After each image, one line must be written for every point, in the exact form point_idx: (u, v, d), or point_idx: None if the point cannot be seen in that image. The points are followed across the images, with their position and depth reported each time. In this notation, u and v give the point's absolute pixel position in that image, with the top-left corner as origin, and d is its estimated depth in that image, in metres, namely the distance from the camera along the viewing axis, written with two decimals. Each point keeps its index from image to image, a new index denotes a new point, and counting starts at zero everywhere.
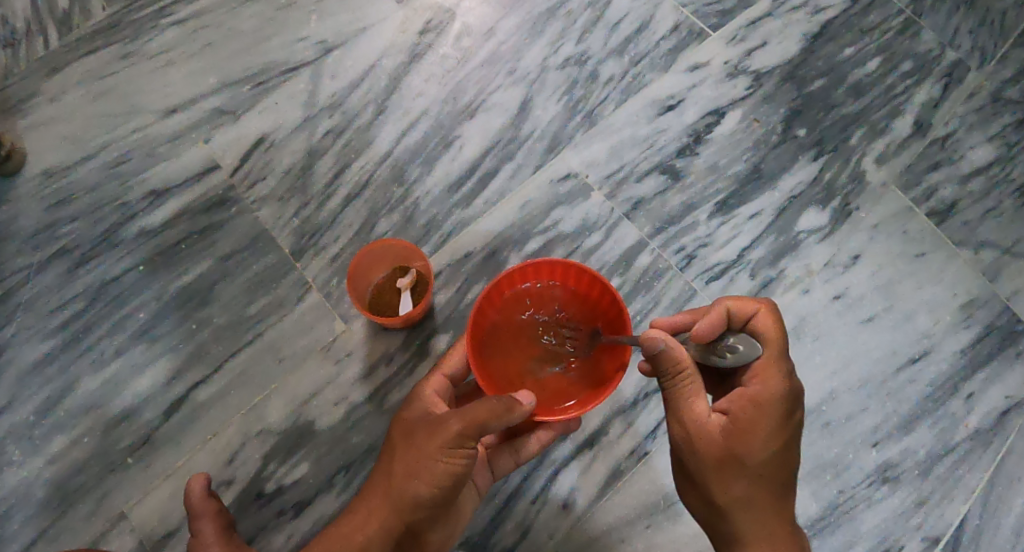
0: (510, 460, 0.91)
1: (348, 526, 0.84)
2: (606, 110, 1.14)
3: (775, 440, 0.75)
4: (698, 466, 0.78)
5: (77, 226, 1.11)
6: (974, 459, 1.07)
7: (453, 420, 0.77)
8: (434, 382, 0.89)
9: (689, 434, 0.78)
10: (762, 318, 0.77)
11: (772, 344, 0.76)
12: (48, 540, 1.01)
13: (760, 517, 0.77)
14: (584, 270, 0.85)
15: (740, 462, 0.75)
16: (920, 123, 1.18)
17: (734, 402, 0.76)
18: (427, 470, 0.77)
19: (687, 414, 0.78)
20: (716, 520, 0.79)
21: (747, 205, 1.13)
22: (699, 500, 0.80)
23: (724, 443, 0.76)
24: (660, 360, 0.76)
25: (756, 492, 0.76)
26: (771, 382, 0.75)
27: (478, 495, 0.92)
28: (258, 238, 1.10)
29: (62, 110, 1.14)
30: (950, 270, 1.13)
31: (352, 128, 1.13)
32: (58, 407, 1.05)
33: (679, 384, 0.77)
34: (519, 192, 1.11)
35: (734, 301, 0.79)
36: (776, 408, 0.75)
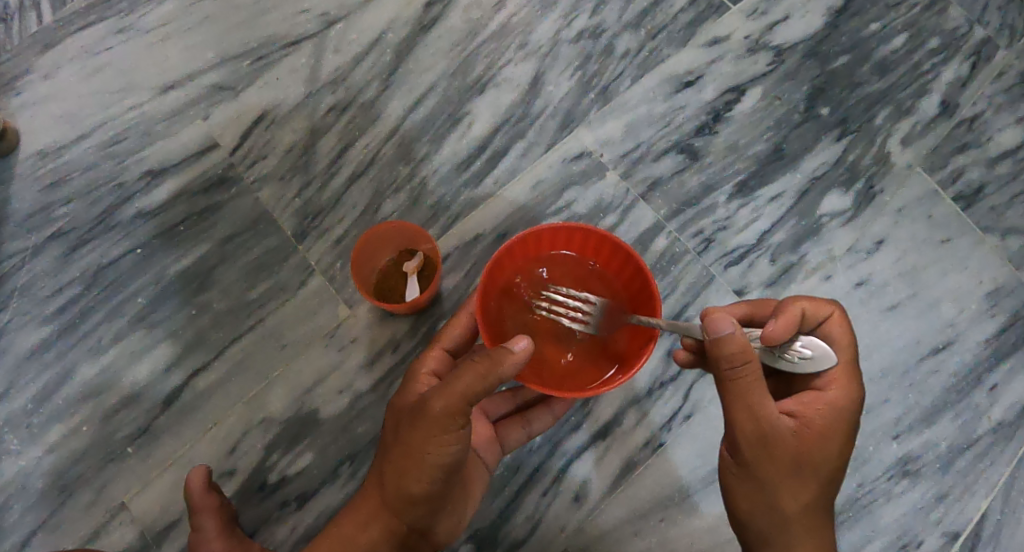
0: (520, 432, 0.90)
1: (348, 529, 0.80)
2: (621, 86, 1.09)
3: (844, 446, 0.74)
4: (771, 473, 0.73)
5: (73, 208, 1.07)
6: (997, 453, 1.03)
7: (434, 399, 0.71)
8: (432, 358, 0.85)
9: (760, 437, 0.72)
10: (834, 322, 0.76)
11: (845, 350, 0.75)
12: (47, 531, 0.98)
13: (818, 529, 0.74)
14: (603, 235, 0.79)
15: (814, 467, 0.73)
16: (946, 103, 1.12)
17: (808, 405, 0.74)
18: (415, 463, 0.72)
19: (759, 418, 0.71)
20: (774, 534, 0.74)
21: (768, 186, 1.08)
22: (758, 512, 0.74)
23: (797, 446, 0.73)
24: (726, 356, 0.70)
25: (814, 499, 0.74)
26: (844, 389, 0.74)
27: (489, 470, 0.89)
28: (259, 220, 1.06)
29: (56, 88, 1.09)
30: (976, 256, 1.08)
31: (356, 104, 1.08)
32: (56, 394, 1.02)
33: (749, 384, 0.70)
34: (530, 171, 1.06)
35: (809, 303, 0.76)
36: (848, 415, 0.74)
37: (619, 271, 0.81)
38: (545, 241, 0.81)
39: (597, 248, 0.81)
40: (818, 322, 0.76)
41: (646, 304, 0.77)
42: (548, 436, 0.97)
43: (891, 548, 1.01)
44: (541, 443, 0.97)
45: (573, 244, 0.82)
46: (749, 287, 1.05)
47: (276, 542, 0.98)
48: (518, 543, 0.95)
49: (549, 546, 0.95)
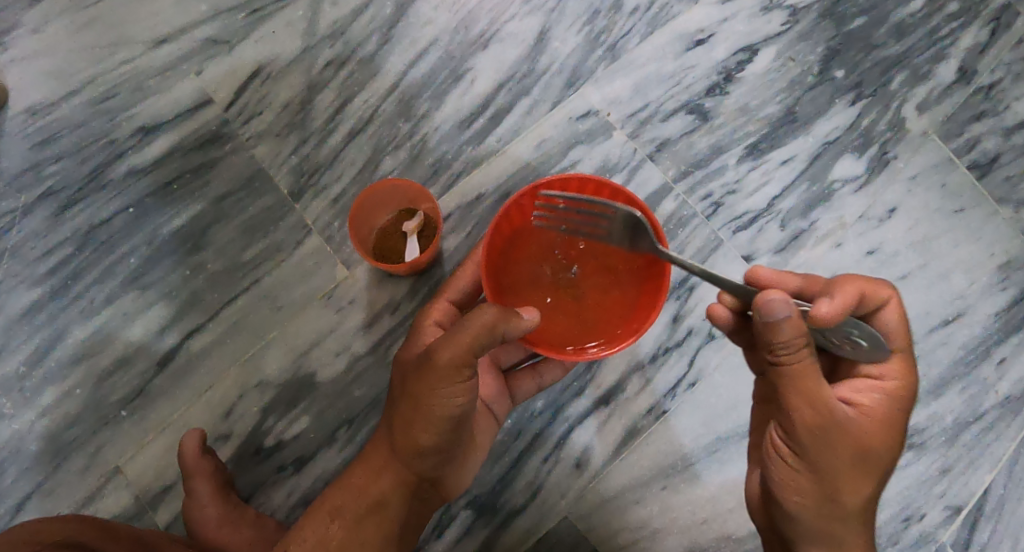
0: (532, 383, 0.88)
1: (355, 482, 0.77)
2: (629, 43, 1.06)
3: (896, 436, 0.73)
4: (834, 462, 0.69)
5: (64, 167, 1.04)
6: (1002, 428, 1.02)
7: (437, 353, 0.68)
8: (438, 309, 0.83)
9: (821, 423, 0.68)
10: (891, 307, 0.73)
11: (899, 337, 0.73)
12: (42, 495, 0.96)
13: (865, 519, 0.73)
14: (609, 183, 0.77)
15: (875, 456, 0.71)
16: (965, 69, 1.07)
17: (862, 392, 0.72)
18: (422, 414, 0.69)
19: (820, 405, 0.68)
20: (829, 526, 0.71)
21: (780, 149, 1.05)
22: (814, 503, 0.71)
23: (859, 436, 0.70)
24: (783, 342, 0.66)
25: (869, 489, 0.71)
26: (900, 378, 0.73)
27: (497, 421, 0.87)
28: (254, 177, 1.03)
29: (45, 42, 1.06)
30: (989, 227, 1.05)
31: (354, 59, 1.04)
32: (49, 356, 1.00)
33: (803, 369, 0.67)
34: (534, 130, 1.03)
35: (866, 285, 0.72)
36: (903, 404, 0.73)
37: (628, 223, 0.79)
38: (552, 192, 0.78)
39: (606, 199, 0.79)
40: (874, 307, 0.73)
41: (658, 258, 0.75)
42: (550, 401, 0.95)
43: (894, 520, 1.00)
44: (543, 408, 0.95)
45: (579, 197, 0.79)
46: (758, 253, 1.02)
47: (272, 506, 0.96)
48: (518, 509, 0.94)
49: (550, 513, 0.94)
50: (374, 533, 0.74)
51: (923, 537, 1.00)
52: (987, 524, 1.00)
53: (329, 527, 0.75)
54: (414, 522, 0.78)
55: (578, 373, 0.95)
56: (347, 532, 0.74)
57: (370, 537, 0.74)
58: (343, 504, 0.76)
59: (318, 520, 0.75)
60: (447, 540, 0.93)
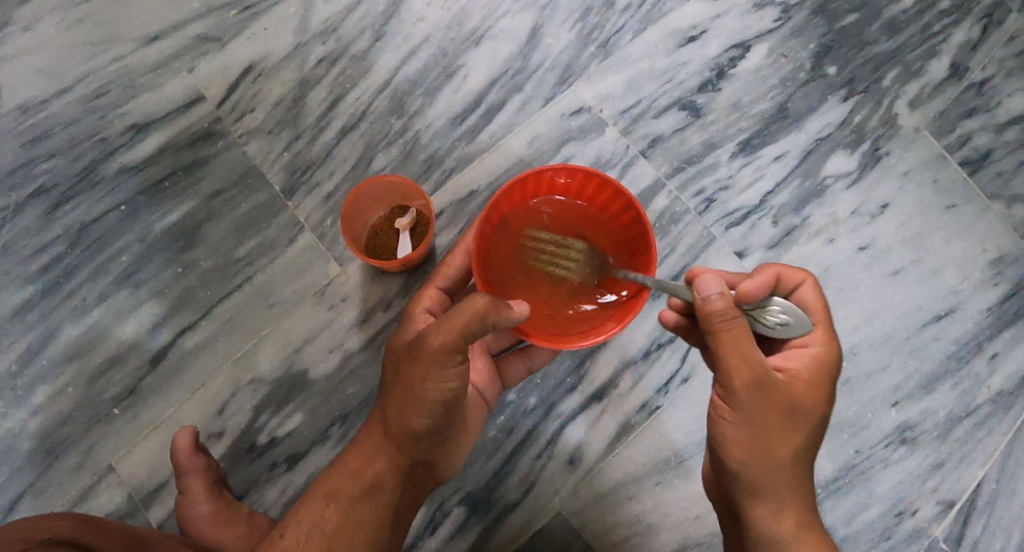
0: (521, 365, 0.86)
1: (349, 466, 0.73)
2: (622, 40, 1.06)
3: (826, 397, 0.73)
4: (766, 417, 0.70)
5: (55, 164, 1.03)
6: (994, 423, 1.02)
7: (432, 337, 0.66)
8: (428, 297, 0.83)
9: (754, 381, 0.69)
10: (807, 286, 0.76)
11: (820, 308, 0.75)
12: (34, 495, 0.96)
13: (804, 479, 0.72)
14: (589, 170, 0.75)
15: (807, 415, 0.71)
16: (956, 65, 1.08)
17: (792, 358, 0.73)
18: (415, 399, 0.68)
19: (753, 364, 0.68)
20: (767, 481, 0.71)
21: (772, 145, 1.05)
22: (752, 457, 0.70)
23: (789, 394, 0.71)
24: (719, 313, 0.68)
25: (804, 448, 0.72)
26: (825, 343, 0.74)
27: (489, 406, 0.85)
28: (246, 174, 1.03)
29: (36, 40, 1.05)
30: (981, 224, 1.05)
31: (347, 56, 1.04)
32: (41, 355, 0.99)
33: (735, 330, 0.68)
34: (527, 126, 1.03)
35: (781, 269, 0.76)
36: (831, 368, 0.74)
37: (612, 211, 0.78)
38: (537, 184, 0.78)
39: (592, 188, 0.78)
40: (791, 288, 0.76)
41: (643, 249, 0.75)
42: (543, 397, 0.95)
43: (886, 515, 1.00)
44: (536, 405, 0.95)
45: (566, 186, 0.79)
46: (751, 249, 1.02)
47: (266, 504, 0.96)
48: (512, 505, 0.94)
49: (544, 509, 0.94)
50: (372, 517, 0.70)
51: (915, 532, 1.00)
52: (979, 519, 1.00)
53: (324, 509, 0.70)
54: (407, 509, 0.74)
55: (571, 369, 0.95)
56: (344, 515, 0.70)
57: (367, 520, 0.70)
58: (339, 488, 0.72)
59: (314, 503, 0.71)
60: (441, 537, 0.93)
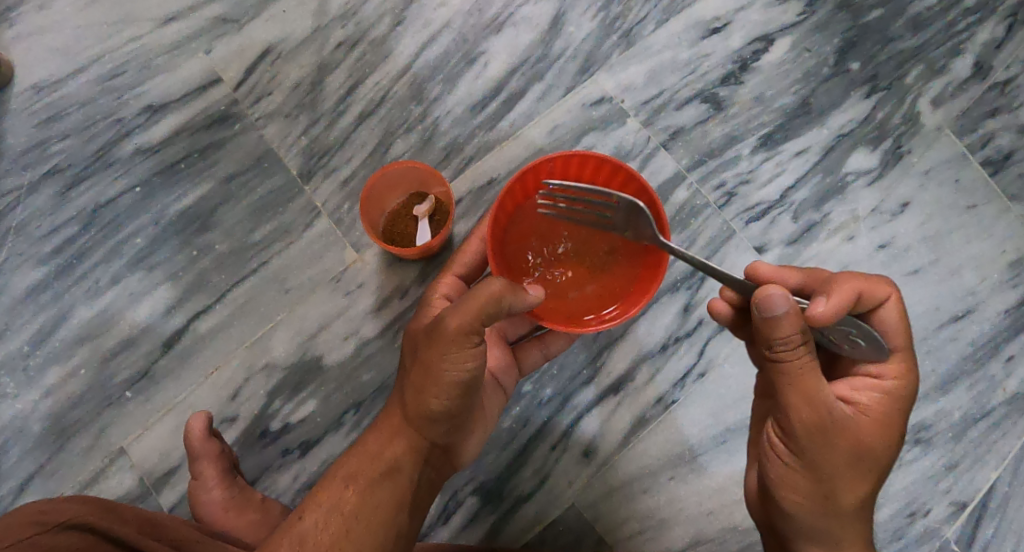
0: (538, 352, 0.84)
1: (366, 448, 0.68)
2: (644, 30, 1.04)
3: (897, 433, 0.69)
4: (834, 463, 0.67)
5: (70, 145, 1.03)
6: (1009, 425, 1.01)
7: (449, 318, 0.64)
8: (445, 283, 0.81)
9: (817, 423, 0.66)
10: (889, 308, 0.69)
11: (897, 335, 0.69)
12: (45, 476, 0.96)
13: (864, 515, 0.71)
14: (603, 156, 0.74)
15: (877, 460, 0.68)
16: (981, 64, 1.06)
17: (863, 391, 0.69)
18: (432, 378, 0.64)
19: (817, 404, 0.66)
20: (828, 522, 0.69)
21: (794, 140, 1.04)
22: (814, 500, 0.68)
23: (858, 435, 0.67)
24: (786, 345, 0.65)
25: (871, 488, 0.69)
26: (901, 374, 0.69)
27: (505, 394, 0.83)
28: (262, 158, 1.02)
29: (52, 19, 1.04)
30: (1002, 224, 1.04)
31: (365, 41, 1.03)
32: (53, 336, 0.99)
33: (802, 367, 0.65)
34: (547, 115, 1.02)
35: (864, 285, 0.68)
36: (904, 403, 0.69)
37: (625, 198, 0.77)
38: (552, 170, 0.76)
39: (606, 174, 0.76)
40: (872, 307, 0.69)
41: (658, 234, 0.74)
42: (558, 389, 0.94)
43: (899, 515, 1.00)
44: (551, 396, 0.94)
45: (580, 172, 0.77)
46: (770, 244, 1.01)
47: (277, 490, 0.96)
48: (524, 497, 0.93)
49: (556, 501, 0.93)
50: (390, 500, 0.65)
51: (927, 532, 0.99)
52: (992, 521, 1.00)
53: (343, 490, 0.65)
54: (427, 495, 0.69)
55: (587, 361, 0.95)
56: (362, 498, 0.64)
57: (385, 504, 0.64)
58: (357, 469, 0.66)
59: (330, 486, 0.66)
60: (452, 527, 0.92)
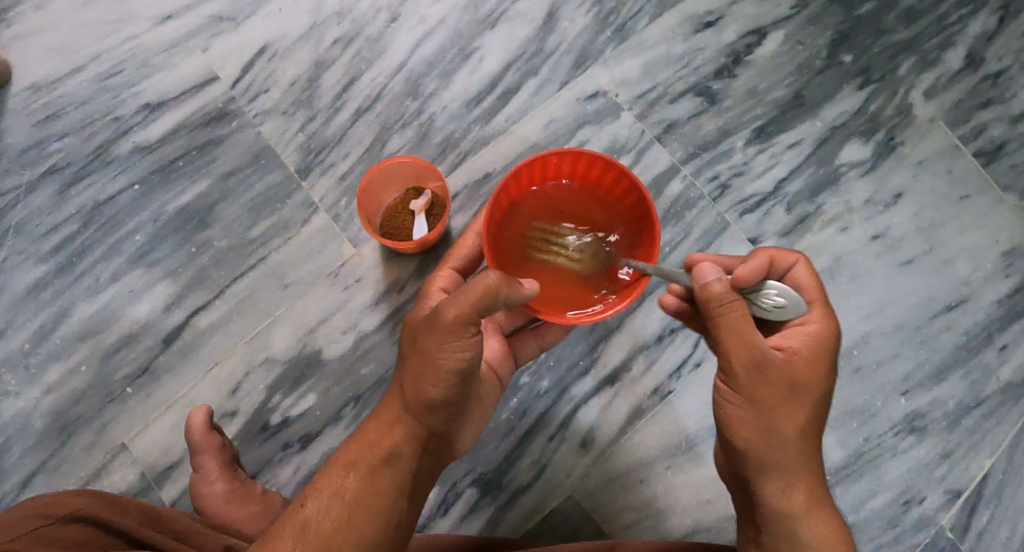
0: (534, 344, 0.85)
1: (366, 436, 0.69)
2: (638, 24, 1.05)
3: (830, 374, 0.70)
4: (762, 395, 0.67)
5: (69, 144, 1.03)
6: (1003, 414, 1.02)
7: (447, 307, 0.65)
8: (441, 276, 0.81)
9: (749, 362, 0.67)
10: (801, 265, 0.72)
11: (814, 286, 0.71)
12: (49, 472, 0.97)
13: (813, 461, 0.69)
14: (595, 153, 0.74)
15: (807, 392, 0.68)
16: (973, 56, 1.07)
17: (791, 336, 0.70)
18: (429, 366, 0.65)
19: (747, 343, 0.67)
20: (774, 463, 0.67)
21: (787, 133, 1.05)
22: (754, 435, 0.68)
23: (788, 372, 0.68)
24: (715, 298, 0.67)
25: (811, 425, 0.68)
26: (824, 317, 0.70)
27: (502, 385, 0.83)
28: (260, 155, 1.03)
29: (50, 19, 1.05)
30: (994, 215, 1.05)
31: (362, 37, 1.04)
32: (54, 333, 1.00)
33: (730, 311, 0.67)
34: (542, 110, 1.03)
35: (773, 251, 0.72)
36: (830, 344, 0.70)
37: (618, 195, 0.77)
38: (548, 168, 0.77)
39: (599, 172, 0.77)
40: (783, 269, 0.73)
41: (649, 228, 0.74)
42: (556, 380, 0.95)
43: (894, 503, 1.01)
44: (549, 388, 0.95)
45: (572, 171, 0.78)
46: (764, 236, 1.02)
47: (278, 483, 0.97)
48: (523, 487, 0.94)
49: (555, 491, 0.94)
50: (391, 487, 0.65)
51: (922, 520, 1.00)
52: (986, 508, 1.01)
53: (345, 478, 0.65)
54: (427, 483, 0.69)
55: (584, 352, 0.96)
56: (363, 484, 0.65)
57: (386, 490, 0.65)
58: (358, 457, 0.67)
59: (332, 473, 0.66)
60: (452, 518, 0.93)
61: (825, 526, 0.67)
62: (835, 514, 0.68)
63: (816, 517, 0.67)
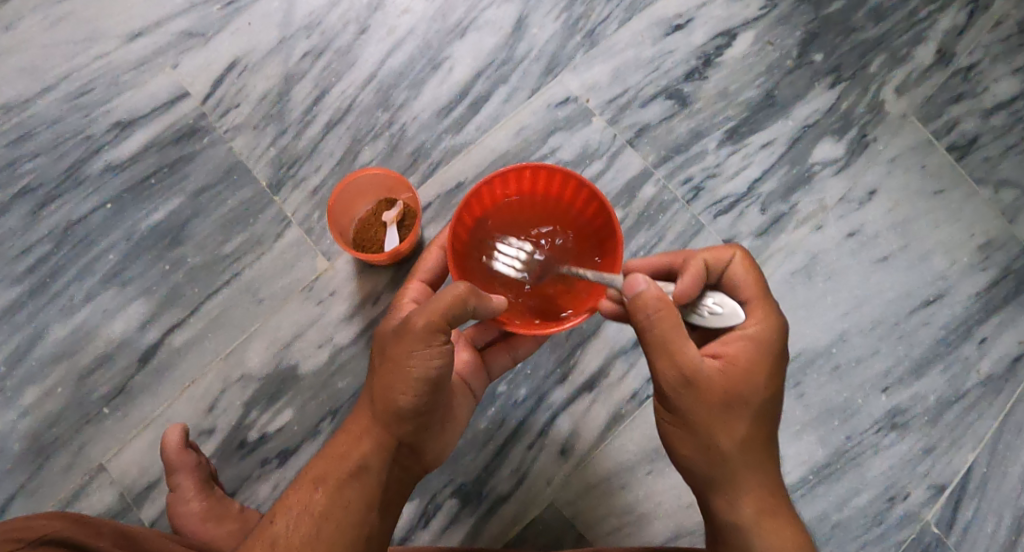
0: (506, 355, 0.85)
1: (335, 449, 0.68)
2: (608, 29, 1.06)
3: (772, 377, 0.68)
4: (698, 411, 0.66)
5: (40, 164, 1.02)
6: (984, 407, 1.02)
7: (416, 316, 0.66)
8: (412, 290, 0.82)
9: (684, 379, 0.66)
10: (738, 263, 0.70)
11: (752, 285, 0.70)
12: (26, 496, 0.96)
13: (763, 470, 0.68)
14: (552, 168, 0.75)
15: (746, 403, 0.66)
16: (942, 51, 1.07)
17: (729, 342, 0.68)
18: (398, 375, 0.65)
19: (680, 361, 0.65)
20: (719, 476, 0.68)
21: (759, 133, 1.05)
22: (694, 450, 0.68)
23: (726, 384, 0.66)
24: (642, 310, 0.64)
25: (755, 435, 0.67)
26: (764, 321, 0.69)
27: (475, 398, 0.83)
28: (232, 170, 1.02)
29: (17, 39, 1.04)
30: (968, 209, 1.05)
31: (331, 49, 1.04)
32: (29, 356, 0.99)
33: (661, 331, 0.65)
34: (514, 117, 1.03)
35: (707, 253, 0.70)
36: (768, 346, 0.68)
37: (580, 208, 0.78)
38: (505, 186, 0.78)
39: (560, 185, 0.77)
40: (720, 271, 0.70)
41: (610, 238, 0.74)
42: (533, 388, 0.95)
43: (878, 500, 1.01)
44: (526, 396, 0.95)
45: (533, 186, 0.79)
46: (738, 237, 1.03)
47: (258, 500, 0.96)
48: (504, 497, 0.94)
49: (536, 499, 0.94)
50: (360, 499, 0.65)
51: (907, 516, 1.00)
52: (971, 502, 1.01)
53: (312, 493, 0.65)
54: (398, 495, 0.69)
55: (561, 359, 0.95)
56: (333, 498, 0.65)
57: (355, 502, 0.65)
58: (326, 471, 0.67)
59: (301, 488, 0.66)
60: (434, 530, 0.93)
61: (781, 535, 0.67)
62: (791, 519, 0.68)
63: (772, 528, 0.67)
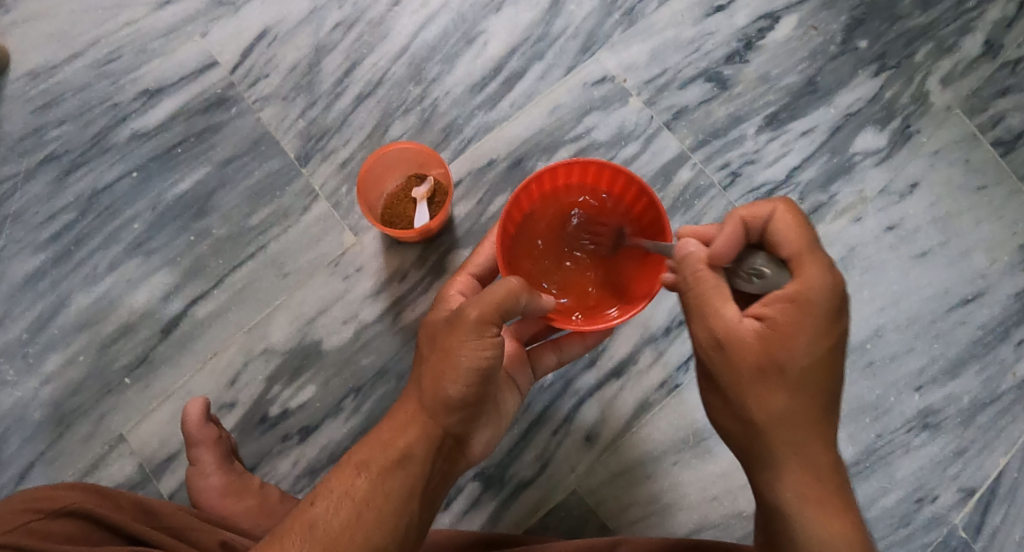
0: (551, 356, 0.82)
1: (379, 436, 0.66)
2: (647, 8, 1.03)
3: (819, 342, 0.58)
4: (731, 379, 0.61)
5: (67, 131, 1.01)
6: (1020, 410, 0.99)
7: (469, 307, 0.64)
8: (459, 282, 0.79)
9: (718, 341, 0.61)
10: (780, 220, 0.60)
11: (799, 241, 0.59)
12: (46, 463, 0.95)
13: (814, 451, 0.60)
14: (603, 163, 0.74)
15: (785, 372, 0.59)
16: (992, 42, 1.03)
17: (772, 304, 0.59)
18: (449, 365, 0.64)
19: (712, 320, 0.61)
20: (758, 452, 0.62)
21: (800, 120, 1.02)
22: (733, 421, 0.63)
23: (760, 348, 0.59)
24: (692, 268, 0.62)
25: (800, 408, 0.60)
26: (814, 280, 0.58)
27: (520, 393, 0.81)
28: (260, 141, 1.01)
29: (47, 4, 1.03)
30: (1012, 205, 1.02)
31: (363, 21, 1.02)
32: (51, 324, 0.98)
33: (700, 293, 0.62)
34: (548, 95, 1.01)
35: (745, 210, 0.61)
36: (818, 305, 0.58)
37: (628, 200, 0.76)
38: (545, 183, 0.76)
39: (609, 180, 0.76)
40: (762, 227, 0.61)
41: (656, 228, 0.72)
42: (560, 373, 0.93)
43: (906, 501, 0.98)
44: (553, 381, 0.93)
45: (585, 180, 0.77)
46: None
47: (277, 476, 0.95)
48: (526, 482, 0.92)
49: (558, 487, 0.92)
50: (402, 488, 0.63)
51: (935, 519, 0.97)
52: (1001, 508, 0.98)
53: (355, 478, 0.63)
54: (440, 487, 0.67)
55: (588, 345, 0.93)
56: (373, 484, 0.63)
57: (397, 491, 0.63)
58: (369, 457, 0.65)
59: (343, 473, 0.64)
60: (453, 513, 0.92)
61: (829, 523, 0.59)
62: (846, 510, 0.60)
63: (818, 517, 0.59)
